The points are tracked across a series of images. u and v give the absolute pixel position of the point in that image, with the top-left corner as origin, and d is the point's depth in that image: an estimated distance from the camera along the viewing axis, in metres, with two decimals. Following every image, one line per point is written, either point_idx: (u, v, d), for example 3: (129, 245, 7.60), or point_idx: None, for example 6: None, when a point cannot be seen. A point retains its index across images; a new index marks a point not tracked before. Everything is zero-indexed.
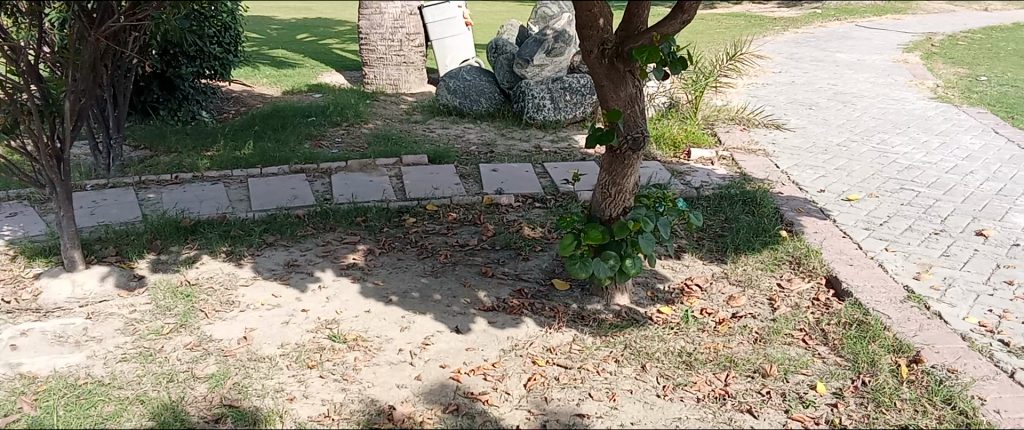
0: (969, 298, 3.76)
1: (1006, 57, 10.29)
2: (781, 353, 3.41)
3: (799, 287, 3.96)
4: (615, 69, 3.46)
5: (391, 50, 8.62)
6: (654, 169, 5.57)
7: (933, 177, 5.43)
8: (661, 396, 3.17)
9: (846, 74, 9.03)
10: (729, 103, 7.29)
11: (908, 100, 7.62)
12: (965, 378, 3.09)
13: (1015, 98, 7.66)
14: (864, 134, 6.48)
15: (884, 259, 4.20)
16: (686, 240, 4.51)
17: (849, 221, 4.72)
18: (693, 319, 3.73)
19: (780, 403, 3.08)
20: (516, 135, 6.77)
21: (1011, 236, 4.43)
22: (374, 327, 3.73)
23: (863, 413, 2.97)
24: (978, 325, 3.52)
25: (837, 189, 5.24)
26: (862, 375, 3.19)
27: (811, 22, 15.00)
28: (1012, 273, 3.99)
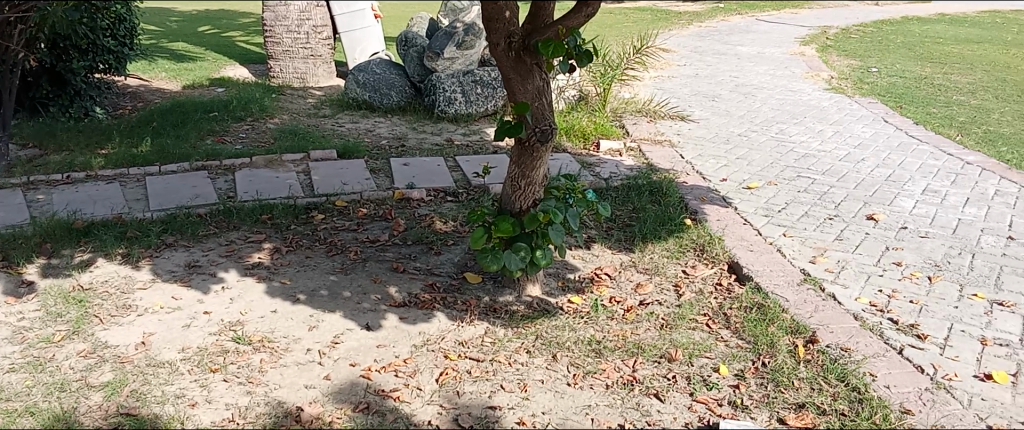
0: (860, 279, 3.95)
1: (893, 50, 10.84)
2: (686, 337, 3.50)
3: (703, 273, 4.07)
4: (522, 61, 3.47)
5: (297, 43, 8.42)
6: (565, 160, 5.63)
7: (827, 165, 5.68)
8: (571, 384, 3.20)
9: (747, 67, 9.34)
10: (636, 95, 7.43)
11: (804, 91, 7.94)
12: (857, 356, 3.24)
13: (902, 88, 8.09)
14: (763, 125, 6.72)
15: (782, 244, 4.37)
16: (596, 231, 4.58)
17: (749, 209, 4.88)
18: (602, 308, 3.79)
19: (686, 386, 3.15)
20: (427, 129, 6.72)
21: (899, 220, 4.66)
22: (281, 327, 3.64)
23: (763, 392, 3.08)
24: (869, 305, 3.69)
25: (738, 178, 5.41)
26: (762, 356, 3.30)
27: (714, 16, 15.42)
28: (900, 255, 4.20)
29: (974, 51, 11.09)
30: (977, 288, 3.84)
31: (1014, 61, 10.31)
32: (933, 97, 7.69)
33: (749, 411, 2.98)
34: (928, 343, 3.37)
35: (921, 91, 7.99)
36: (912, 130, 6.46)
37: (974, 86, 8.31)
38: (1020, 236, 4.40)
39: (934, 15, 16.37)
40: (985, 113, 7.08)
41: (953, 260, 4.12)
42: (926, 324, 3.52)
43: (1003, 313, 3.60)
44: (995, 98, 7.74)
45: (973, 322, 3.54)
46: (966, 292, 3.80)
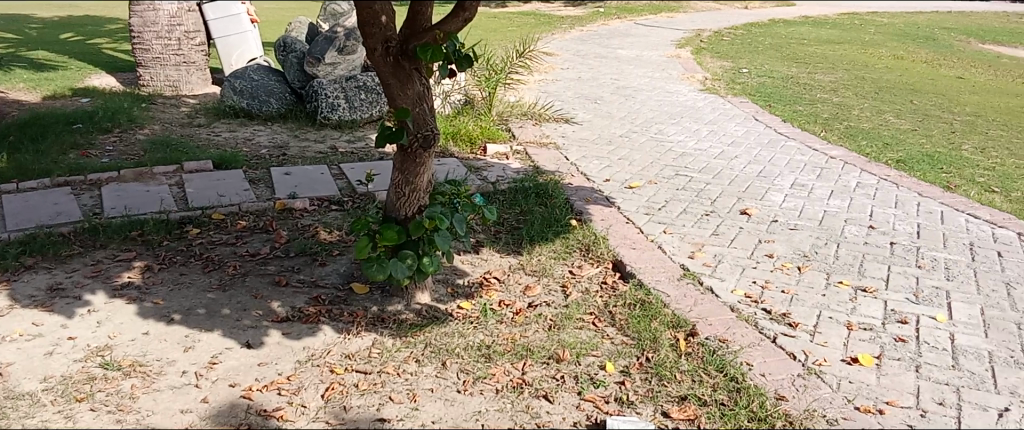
0: (735, 272, 4.11)
1: (762, 51, 11.39)
2: (573, 337, 3.54)
3: (588, 273, 4.13)
4: (401, 67, 3.40)
5: (168, 50, 8.04)
6: (452, 164, 5.59)
7: (704, 162, 5.89)
8: (461, 391, 3.18)
9: (627, 69, 9.59)
10: (521, 98, 7.48)
11: (681, 92, 8.21)
12: (735, 347, 3.37)
13: (771, 87, 8.50)
14: (643, 125, 6.91)
15: (663, 241, 4.50)
16: (483, 235, 4.57)
17: (631, 208, 5.00)
18: (492, 312, 3.78)
19: (573, 386, 3.19)
20: (310, 136, 6.54)
21: (771, 213, 4.89)
22: (154, 350, 3.44)
23: (648, 387, 3.15)
24: (744, 297, 3.84)
25: (621, 178, 5.54)
26: (646, 351, 3.38)
27: (595, 20, 15.76)
28: (772, 247, 4.40)
29: (834, 51, 11.80)
30: (842, 275, 4.06)
31: (870, 60, 11.03)
32: (799, 96, 8.12)
33: (635, 406, 3.04)
34: (799, 331, 3.53)
35: (788, 90, 8.43)
36: (780, 128, 6.80)
37: (836, 84, 8.83)
38: (880, 224, 4.69)
39: (799, 18, 17.30)
40: (846, 110, 7.53)
41: (820, 251, 4.35)
42: (797, 312, 3.70)
43: (866, 298, 3.82)
44: (855, 95, 8.25)
45: (840, 308, 3.74)
46: (833, 280, 4.02)
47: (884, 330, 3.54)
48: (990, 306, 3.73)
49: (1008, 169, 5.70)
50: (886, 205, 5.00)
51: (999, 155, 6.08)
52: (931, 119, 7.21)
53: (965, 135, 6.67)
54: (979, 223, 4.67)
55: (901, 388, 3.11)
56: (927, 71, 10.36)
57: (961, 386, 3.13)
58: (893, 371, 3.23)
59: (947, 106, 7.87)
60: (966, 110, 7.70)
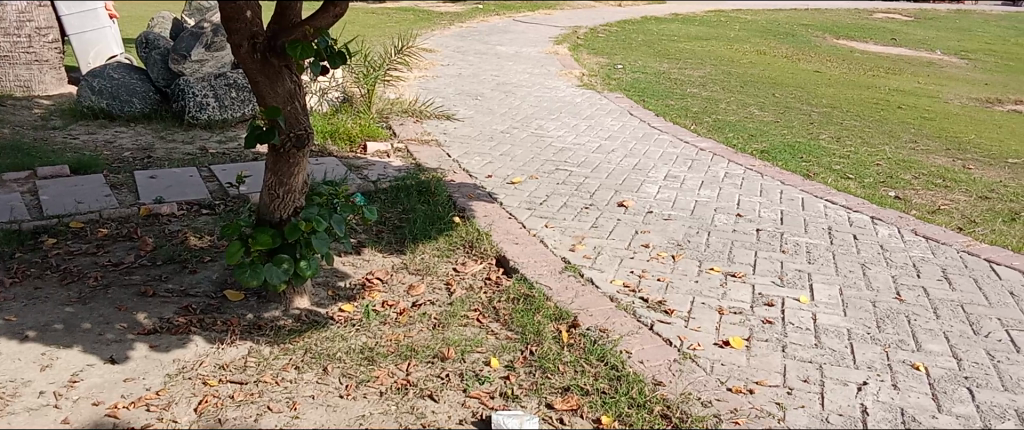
0: (614, 263, 4.20)
1: (636, 48, 11.72)
2: (458, 334, 3.52)
3: (472, 269, 4.12)
4: (270, 64, 3.25)
5: (18, 48, 7.48)
6: (331, 164, 5.44)
7: (582, 157, 6.00)
8: (344, 396, 3.10)
9: (506, 66, 9.64)
10: (401, 95, 7.39)
11: (559, 88, 8.34)
12: (615, 336, 3.44)
13: (645, 83, 8.76)
14: (524, 121, 6.97)
15: (544, 234, 4.55)
16: (365, 235, 4.48)
17: (513, 203, 5.03)
18: (374, 313, 3.71)
19: (459, 383, 3.17)
20: (178, 137, 6.23)
21: (646, 205, 5.03)
22: (6, 371, 3.18)
23: (532, 380, 3.17)
24: (622, 286, 3.94)
25: (502, 174, 5.56)
26: (530, 345, 3.40)
27: (473, 16, 15.78)
28: (647, 237, 4.53)
29: (702, 47, 12.29)
30: (713, 262, 4.23)
31: (736, 56, 11.55)
32: (672, 91, 8.41)
33: (519, 400, 3.05)
34: (674, 317, 3.65)
35: (661, 85, 8.71)
36: (653, 121, 7.01)
37: (705, 79, 9.20)
38: (747, 212, 4.91)
39: (669, 15, 17.92)
40: (715, 104, 7.85)
41: (692, 239, 4.51)
42: (672, 299, 3.82)
43: (735, 283, 3.99)
44: (723, 90, 8.62)
45: (712, 293, 3.89)
46: (705, 267, 4.18)
47: (752, 313, 3.71)
48: (847, 285, 3.97)
49: (860, 157, 6.10)
50: (752, 193, 5.24)
51: (853, 144, 6.49)
52: (792, 112, 7.62)
53: (822, 126, 7.09)
54: (835, 209, 4.96)
55: (769, 368, 3.27)
56: (787, 65, 10.95)
57: (823, 363, 3.31)
58: (761, 352, 3.38)
59: (806, 98, 8.34)
60: (822, 102, 8.19)
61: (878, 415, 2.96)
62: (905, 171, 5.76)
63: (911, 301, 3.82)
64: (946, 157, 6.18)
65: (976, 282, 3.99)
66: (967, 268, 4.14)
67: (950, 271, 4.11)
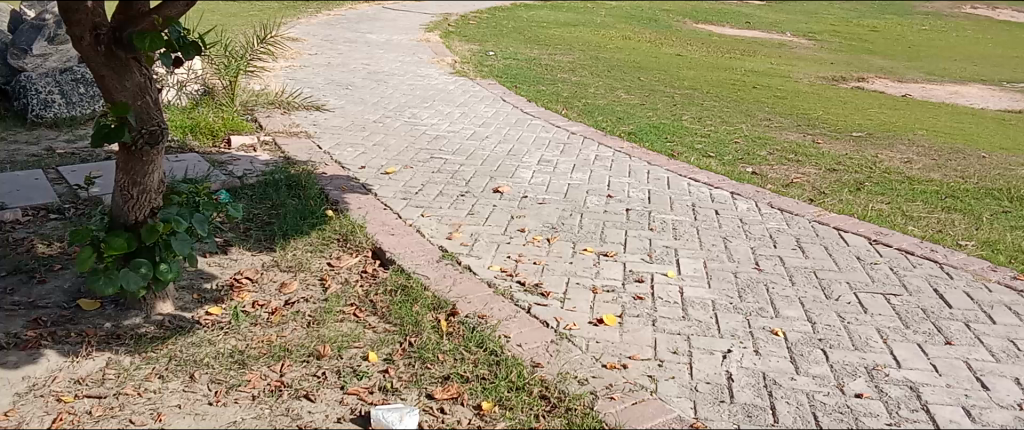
0: (491, 249, 4.22)
1: (507, 34, 11.79)
2: (334, 331, 3.44)
3: (347, 263, 4.04)
4: (115, 57, 3.04)
5: None
6: (194, 160, 5.20)
7: (457, 144, 6.00)
8: (213, 403, 2.97)
9: (376, 54, 9.48)
10: (267, 87, 7.13)
11: (431, 76, 8.29)
12: (493, 321, 3.46)
13: (516, 69, 8.84)
14: (396, 110, 6.88)
15: (420, 224, 4.51)
16: (232, 234, 4.30)
17: (388, 193, 4.96)
18: (244, 314, 3.58)
19: (335, 381, 3.10)
20: (20, 136, 5.77)
21: (521, 190, 5.09)
22: None
23: (411, 372, 3.14)
24: (500, 272, 3.97)
25: (376, 164, 5.48)
26: (408, 336, 3.36)
27: (342, 4, 15.41)
28: (523, 222, 4.58)
29: (571, 33, 12.51)
30: (586, 243, 4.32)
31: (603, 41, 11.83)
32: (543, 76, 8.52)
33: (398, 393, 3.02)
34: (550, 299, 3.71)
35: (532, 71, 8.80)
36: (525, 107, 7.09)
37: (574, 64, 9.37)
38: (617, 193, 5.05)
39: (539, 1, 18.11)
40: (584, 88, 8.02)
41: (566, 222, 4.60)
42: (548, 281, 3.89)
43: (607, 262, 4.10)
44: (591, 74, 8.81)
45: (585, 273, 3.98)
46: (578, 248, 4.27)
47: (624, 290, 3.82)
48: (711, 259, 4.16)
49: (721, 136, 6.39)
50: (621, 175, 5.40)
51: (713, 123, 6.79)
52: (657, 94, 7.89)
53: (685, 107, 7.38)
54: (699, 186, 5.18)
55: (641, 343, 3.38)
56: (651, 49, 11.31)
57: (691, 334, 3.45)
58: (633, 328, 3.50)
59: (669, 81, 8.65)
60: (685, 84, 8.52)
61: (742, 380, 3.11)
62: (761, 148, 6.08)
63: (769, 270, 4.04)
64: (797, 133, 6.57)
65: (827, 249, 4.26)
66: (818, 237, 4.41)
67: (804, 240, 4.37)
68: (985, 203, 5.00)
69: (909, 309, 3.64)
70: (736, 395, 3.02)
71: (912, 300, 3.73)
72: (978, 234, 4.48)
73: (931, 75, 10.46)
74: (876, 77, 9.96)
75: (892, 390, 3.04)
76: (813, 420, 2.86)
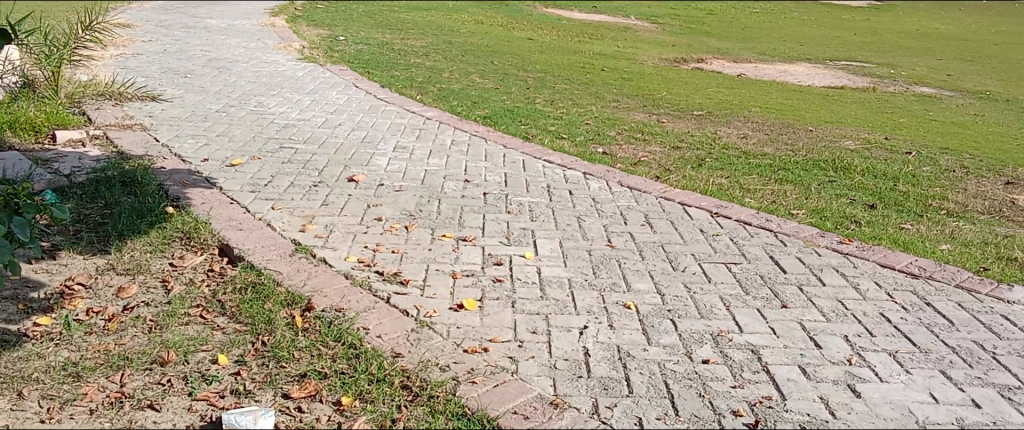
0: (347, 239, 4.12)
1: (356, 18, 11.52)
2: (179, 335, 3.25)
3: (192, 262, 3.82)
4: None
5: None
6: (12, 159, 4.75)
7: (308, 133, 5.81)
8: (45, 421, 2.73)
9: (217, 40, 9.01)
10: (95, 77, 6.62)
11: (278, 62, 7.98)
12: (350, 314, 3.38)
13: (367, 54, 8.66)
14: (241, 99, 6.58)
15: (271, 217, 4.34)
16: (60, 237, 3.97)
17: (234, 186, 4.74)
18: (77, 323, 3.31)
19: (183, 387, 2.93)
20: None
21: (376, 177, 5.00)
22: None
23: (266, 372, 3.02)
24: (357, 262, 3.87)
25: (220, 156, 5.21)
26: (260, 335, 3.23)
27: None
28: (379, 210, 4.50)
29: (423, 17, 12.40)
30: (445, 229, 4.30)
31: (455, 25, 11.80)
32: (395, 61, 8.40)
33: (252, 395, 2.89)
34: (410, 287, 3.67)
35: (384, 56, 8.65)
36: (378, 93, 6.96)
37: (427, 49, 9.29)
38: (473, 177, 5.06)
39: None
40: (438, 73, 7.97)
41: (424, 208, 4.56)
42: (406, 269, 3.84)
43: (466, 247, 4.10)
44: (444, 59, 8.77)
45: (444, 259, 3.97)
46: (437, 234, 4.24)
47: (483, 274, 3.84)
48: (566, 238, 4.25)
49: (572, 117, 6.54)
50: (477, 159, 5.41)
51: (564, 105, 6.95)
52: (510, 78, 7.96)
53: (537, 90, 7.49)
54: (553, 168, 5.28)
55: (501, 325, 3.40)
56: (503, 34, 11.39)
57: (549, 313, 3.52)
58: (493, 311, 3.52)
59: (522, 65, 8.75)
60: (536, 68, 8.65)
61: (599, 354, 3.21)
62: (611, 128, 6.28)
63: (621, 246, 4.18)
64: (643, 113, 6.83)
65: (673, 224, 4.45)
66: (665, 212, 4.61)
67: (652, 216, 4.56)
68: (813, 173, 5.39)
69: (749, 277, 3.87)
70: (593, 369, 3.11)
71: (751, 267, 3.97)
72: (807, 203, 4.83)
73: (763, 55, 11.15)
74: (714, 58, 10.51)
75: (735, 354, 3.22)
76: (665, 388, 2.99)
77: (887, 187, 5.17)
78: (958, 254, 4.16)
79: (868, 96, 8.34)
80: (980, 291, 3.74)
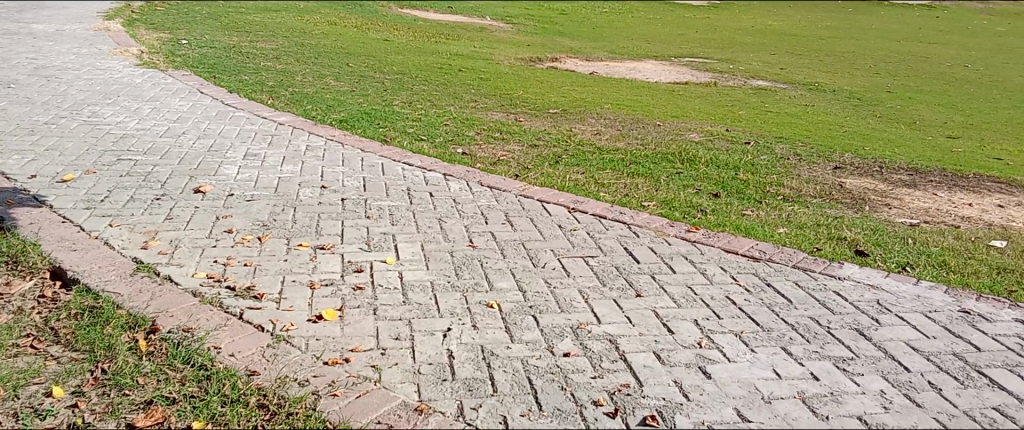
0: (195, 254, 3.92)
1: (201, 21, 10.99)
2: (7, 368, 2.98)
3: (20, 288, 3.51)
4: None
5: None
6: None
7: (149, 143, 5.48)
8: None
9: (44, 47, 8.35)
10: None
11: (113, 68, 7.49)
12: (200, 333, 3.21)
13: (213, 58, 8.27)
14: (73, 109, 6.13)
15: (109, 235, 4.05)
16: None
17: (67, 204, 4.40)
18: None
19: (12, 425, 2.68)
20: None
21: (226, 188, 4.78)
22: None
23: (108, 401, 2.82)
24: (206, 278, 3.68)
25: (49, 172, 4.82)
26: (100, 363, 3.01)
27: None
28: (230, 222, 4.31)
29: (272, 19, 11.99)
30: (301, 238, 4.17)
31: (307, 26, 11.48)
32: (243, 65, 8.07)
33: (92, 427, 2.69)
34: (265, 301, 3.52)
35: (231, 60, 8.30)
36: (227, 99, 6.67)
37: (278, 52, 8.99)
38: (330, 183, 4.94)
39: None
40: (290, 76, 7.73)
41: (277, 217, 4.40)
42: (261, 282, 3.69)
43: (324, 256, 3.99)
44: (296, 61, 8.52)
45: (301, 269, 3.84)
46: (292, 244, 4.10)
47: (343, 282, 3.75)
48: (428, 240, 4.23)
49: (430, 118, 6.51)
50: (333, 164, 5.28)
51: (422, 107, 6.90)
52: (366, 80, 7.83)
53: (394, 91, 7.41)
54: (412, 170, 5.23)
55: (363, 333, 3.33)
56: (357, 35, 11.20)
57: (411, 318, 3.47)
58: (354, 319, 3.43)
59: (377, 66, 8.63)
60: (392, 69, 8.55)
61: (462, 356, 3.20)
62: (469, 129, 6.30)
63: (483, 246, 4.20)
64: (501, 112, 6.90)
65: (532, 221, 4.52)
66: (524, 210, 4.67)
67: (512, 214, 4.60)
68: (661, 166, 5.62)
69: (605, 269, 3.98)
70: (457, 371, 3.10)
71: (607, 259, 4.09)
72: (658, 194, 5.03)
73: (614, 53, 11.53)
74: (567, 57, 10.77)
75: (594, 345, 3.31)
76: (528, 385, 3.02)
77: (729, 176, 5.46)
78: (794, 236, 4.45)
79: (711, 90, 8.79)
80: (815, 270, 4.02)
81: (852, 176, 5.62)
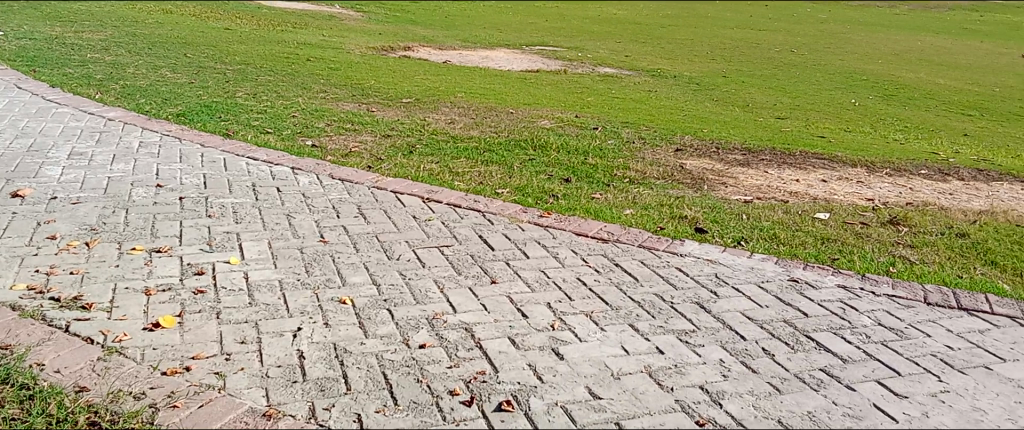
0: (12, 264, 3.59)
1: (16, 10, 10.10)
2: None
3: None
4: None
5: None
6: None
7: None
8: None
9: None
10: None
11: None
12: (20, 350, 2.95)
13: (32, 51, 7.62)
14: None
15: None
16: None
17: None
18: None
19: None
20: None
21: (48, 191, 4.42)
22: None
23: None
24: (25, 290, 3.39)
25: None
26: None
27: None
28: (53, 227, 3.98)
29: (101, 7, 11.18)
30: (134, 241, 3.91)
31: (140, 15, 10.79)
32: (67, 57, 7.48)
33: None
34: (95, 312, 3.28)
35: (53, 52, 7.67)
36: (50, 94, 6.16)
37: (107, 42, 8.39)
38: (166, 181, 4.67)
39: None
40: (121, 68, 7.24)
41: (107, 220, 4.12)
42: (89, 292, 3.43)
43: (161, 259, 3.77)
44: (127, 52, 7.98)
45: (135, 275, 3.61)
46: (125, 248, 3.84)
47: (181, 287, 3.55)
48: (275, 238, 4.07)
49: (276, 110, 6.28)
50: (170, 161, 4.99)
51: (267, 98, 6.65)
52: (205, 71, 7.45)
53: (237, 83, 7.10)
54: (257, 165, 5.03)
55: (204, 339, 3.17)
56: (196, 24, 10.64)
57: (258, 320, 3.34)
58: (195, 325, 3.26)
59: (218, 57, 8.24)
60: (235, 59, 8.18)
61: (313, 356, 3.11)
62: (319, 120, 6.13)
63: (334, 240, 4.09)
64: (352, 103, 6.75)
65: (385, 213, 4.45)
66: (377, 202, 4.59)
67: (364, 207, 4.52)
68: (514, 153, 5.69)
69: (460, 257, 3.99)
70: (308, 372, 3.00)
71: (462, 248, 4.09)
72: (511, 181, 5.08)
73: (467, 42, 11.56)
74: (419, 46, 10.69)
75: (449, 335, 3.30)
76: (383, 380, 2.98)
77: (578, 161, 5.60)
78: (640, 217, 4.61)
79: (561, 78, 8.97)
80: (659, 248, 4.19)
81: (692, 157, 5.90)
